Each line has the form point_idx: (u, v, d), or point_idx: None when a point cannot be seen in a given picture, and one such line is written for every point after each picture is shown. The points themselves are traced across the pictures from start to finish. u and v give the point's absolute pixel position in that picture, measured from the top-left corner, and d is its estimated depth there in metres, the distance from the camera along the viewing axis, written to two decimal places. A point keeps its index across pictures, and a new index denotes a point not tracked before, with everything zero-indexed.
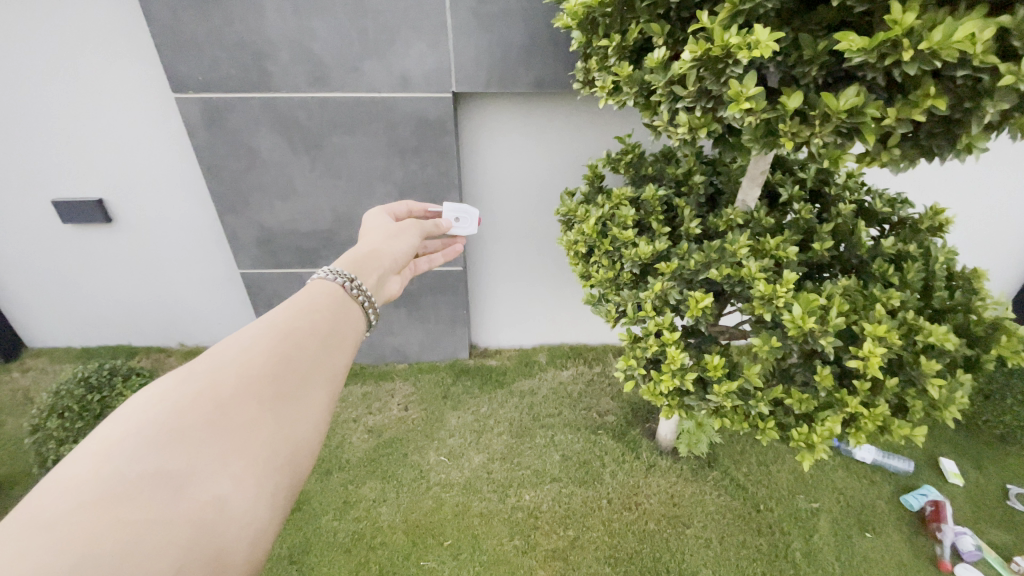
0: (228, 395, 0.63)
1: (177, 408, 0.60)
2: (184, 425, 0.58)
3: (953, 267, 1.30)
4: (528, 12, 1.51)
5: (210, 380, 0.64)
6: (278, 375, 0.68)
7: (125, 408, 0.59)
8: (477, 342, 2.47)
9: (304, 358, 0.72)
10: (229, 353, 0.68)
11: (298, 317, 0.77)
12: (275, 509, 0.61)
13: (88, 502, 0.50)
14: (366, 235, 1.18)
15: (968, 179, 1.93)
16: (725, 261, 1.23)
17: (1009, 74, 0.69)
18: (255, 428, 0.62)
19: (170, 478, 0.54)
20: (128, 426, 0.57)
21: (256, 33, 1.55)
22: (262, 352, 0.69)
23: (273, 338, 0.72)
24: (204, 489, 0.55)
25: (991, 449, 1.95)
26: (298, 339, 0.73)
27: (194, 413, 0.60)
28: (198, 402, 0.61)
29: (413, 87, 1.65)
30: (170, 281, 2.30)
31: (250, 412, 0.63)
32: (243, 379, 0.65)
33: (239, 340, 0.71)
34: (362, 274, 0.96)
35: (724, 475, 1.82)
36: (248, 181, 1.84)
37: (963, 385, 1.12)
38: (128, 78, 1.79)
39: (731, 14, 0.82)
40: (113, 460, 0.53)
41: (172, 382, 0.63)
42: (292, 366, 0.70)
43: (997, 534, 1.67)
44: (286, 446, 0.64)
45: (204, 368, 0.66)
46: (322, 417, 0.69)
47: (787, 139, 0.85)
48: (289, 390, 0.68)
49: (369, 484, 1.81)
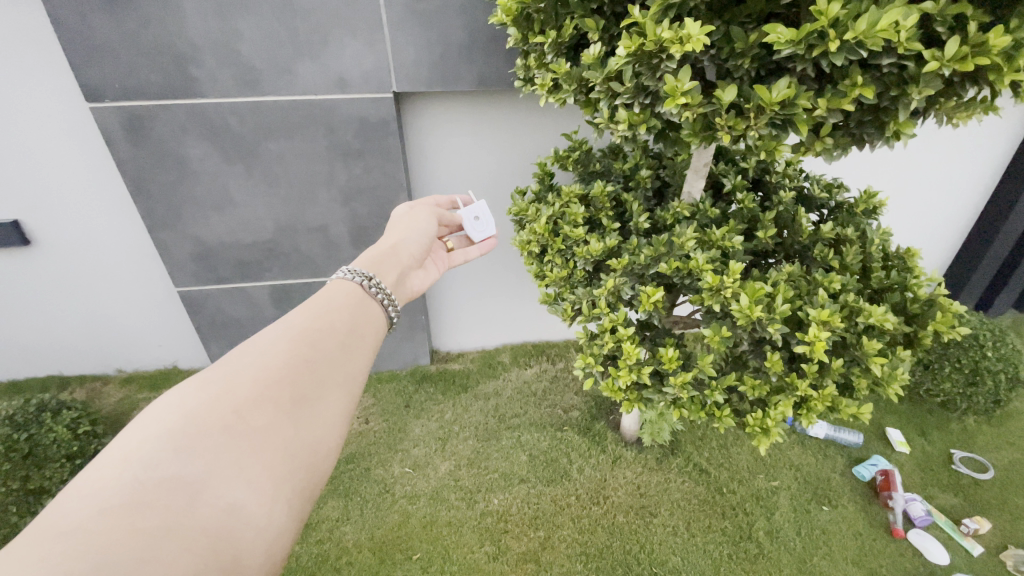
0: (245, 400, 0.63)
1: (197, 414, 0.60)
2: (203, 430, 0.58)
3: (887, 248, 1.35)
4: (466, 8, 1.47)
5: (228, 384, 0.64)
6: (296, 378, 0.68)
7: (149, 413, 0.59)
8: (438, 346, 2.42)
9: (321, 361, 0.71)
10: (247, 357, 0.68)
11: (315, 320, 0.76)
12: (291, 515, 0.60)
13: (106, 510, 0.50)
14: (392, 229, 1.15)
15: (899, 162, 2.02)
16: (673, 254, 1.24)
17: (932, 59, 0.71)
18: (273, 432, 0.62)
19: (187, 485, 0.54)
20: (147, 434, 0.57)
21: (175, 35, 1.44)
22: (279, 356, 0.69)
23: (290, 341, 0.71)
24: (220, 495, 0.55)
25: (932, 416, 2.07)
26: (315, 342, 0.73)
27: (213, 418, 0.60)
28: (217, 407, 0.61)
29: (352, 89, 1.59)
30: (102, 303, 2.15)
31: (268, 416, 0.63)
32: (259, 383, 0.65)
33: (256, 345, 0.71)
34: (380, 272, 0.94)
35: (687, 461, 1.85)
36: (179, 194, 1.73)
37: (903, 361, 1.17)
38: (38, 88, 1.64)
39: (662, 7, 0.81)
40: (132, 466, 0.54)
41: (191, 389, 0.63)
42: (309, 370, 0.70)
43: (944, 497, 1.78)
44: (304, 450, 0.64)
45: (222, 373, 0.66)
46: (340, 422, 0.69)
47: (724, 133, 0.85)
48: (307, 394, 0.68)
49: (331, 503, 1.74)
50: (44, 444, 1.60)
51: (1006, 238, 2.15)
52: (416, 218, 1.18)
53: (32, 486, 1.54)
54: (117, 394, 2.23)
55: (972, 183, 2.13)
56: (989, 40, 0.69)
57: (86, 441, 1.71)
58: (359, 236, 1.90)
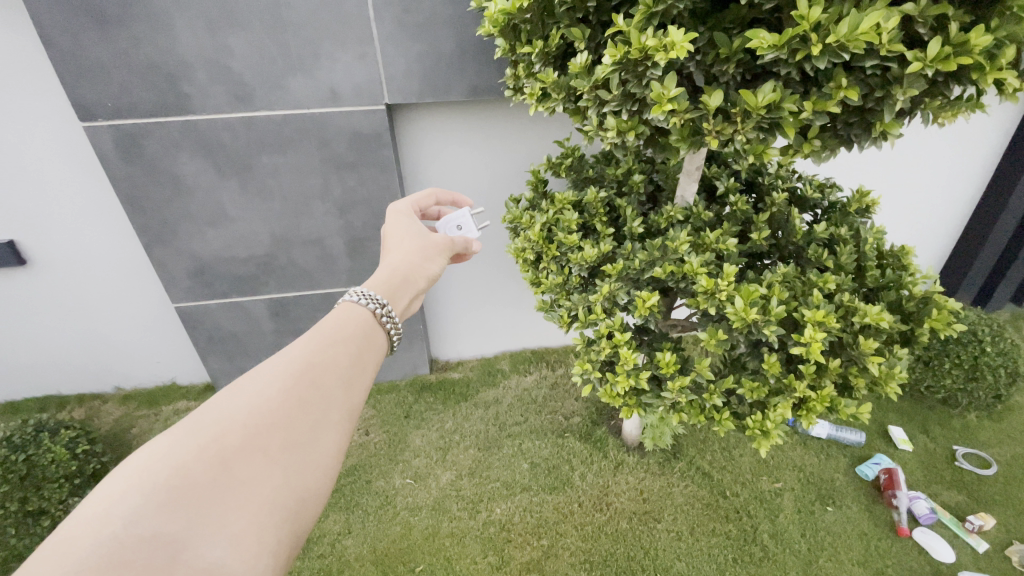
0: (235, 447, 0.60)
1: (183, 464, 0.57)
2: (188, 481, 0.56)
3: (882, 246, 1.35)
4: (454, 19, 1.48)
5: (219, 429, 0.61)
6: (289, 421, 0.65)
7: (133, 459, 0.56)
8: (437, 356, 2.42)
9: (316, 400, 0.69)
10: (241, 394, 0.65)
11: (315, 353, 0.73)
12: (274, 570, 0.58)
13: (80, 573, 0.47)
14: (394, 245, 1.09)
15: (891, 160, 2.03)
16: (668, 258, 1.24)
17: (916, 60, 0.71)
18: (259, 481, 0.60)
19: (166, 542, 0.51)
20: (130, 483, 0.54)
21: (166, 54, 1.45)
22: (273, 395, 0.66)
23: (286, 379, 0.69)
24: (202, 554, 0.52)
25: (934, 413, 2.06)
26: (312, 379, 0.70)
27: (199, 468, 0.57)
28: (204, 455, 0.58)
29: (344, 102, 1.60)
30: (100, 321, 2.14)
31: (257, 465, 0.60)
32: (251, 426, 0.63)
33: (250, 381, 0.68)
34: (391, 298, 0.92)
35: (690, 465, 1.85)
36: (174, 210, 1.73)
37: (901, 359, 1.16)
38: (31, 109, 1.65)
39: (646, 16, 0.83)
40: (112, 522, 0.51)
41: (179, 432, 0.60)
42: (303, 412, 0.67)
43: (948, 495, 1.77)
44: (293, 499, 0.62)
45: (212, 414, 0.63)
46: (330, 467, 0.67)
47: (712, 138, 0.86)
48: (301, 437, 0.65)
49: (333, 516, 1.73)
50: (42, 464, 1.59)
51: (999, 233, 2.16)
52: (421, 233, 1.13)
53: (31, 507, 1.53)
54: (116, 412, 2.22)
55: (964, 179, 2.13)
56: (970, 40, 0.70)
57: (85, 461, 1.69)
58: (355, 248, 1.91)
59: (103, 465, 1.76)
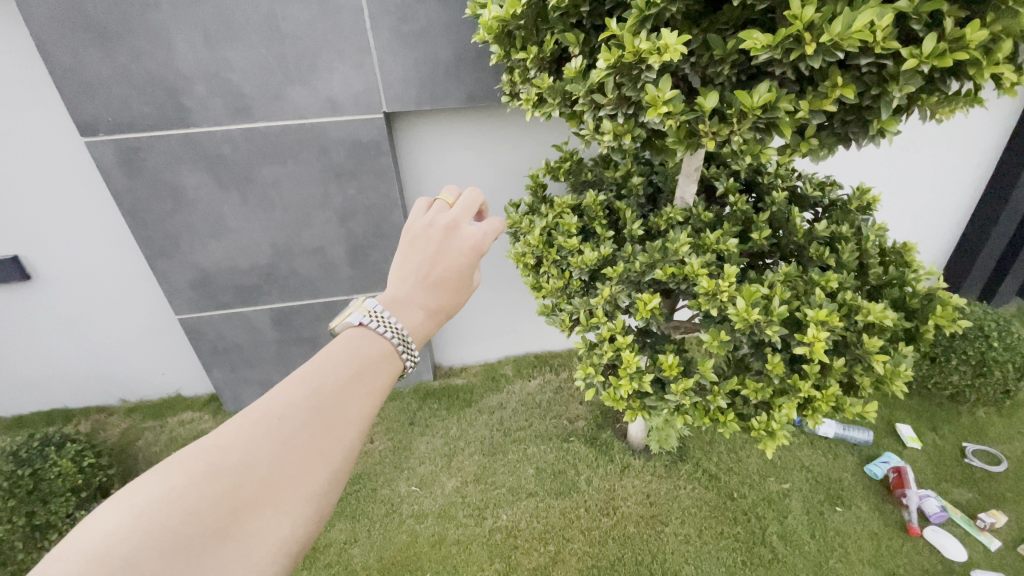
0: (251, 493, 0.54)
1: (192, 508, 0.51)
2: (194, 530, 0.50)
3: (884, 243, 1.35)
4: (449, 26, 1.49)
5: (237, 467, 0.55)
6: (308, 468, 0.58)
7: (144, 490, 0.51)
8: (441, 361, 2.42)
9: (341, 445, 0.61)
10: (265, 428, 0.58)
11: (348, 385, 0.65)
12: None
13: None
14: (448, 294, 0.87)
15: (891, 156, 2.02)
16: (668, 260, 1.23)
17: (911, 57, 0.71)
18: (268, 537, 0.54)
19: None
20: (137, 519, 0.49)
21: (165, 67, 1.46)
22: (299, 433, 0.59)
23: (316, 414, 0.61)
24: None
25: (942, 410, 2.05)
26: (343, 418, 0.62)
27: (210, 515, 0.51)
28: (217, 500, 0.52)
29: (343, 112, 1.60)
30: (103, 334, 2.15)
31: (267, 517, 0.54)
32: (272, 468, 0.56)
33: (279, 408, 0.61)
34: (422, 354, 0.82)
35: (696, 467, 1.83)
36: (176, 222, 1.74)
37: (906, 356, 1.15)
38: (33, 125, 1.67)
39: (639, 19, 0.83)
40: (107, 566, 0.45)
41: (197, 462, 0.54)
42: (325, 458, 0.59)
43: (960, 493, 1.75)
44: (298, 557, 0.56)
45: (233, 445, 0.57)
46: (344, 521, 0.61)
47: (708, 139, 0.86)
48: (321, 489, 0.58)
49: (339, 525, 1.73)
50: (49, 478, 1.59)
51: (1004, 227, 2.14)
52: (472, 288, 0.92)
53: (38, 522, 1.53)
54: (122, 424, 2.22)
55: (966, 173, 2.12)
56: (967, 35, 0.70)
57: (91, 474, 1.69)
58: (356, 256, 1.91)
59: (109, 477, 1.76)
